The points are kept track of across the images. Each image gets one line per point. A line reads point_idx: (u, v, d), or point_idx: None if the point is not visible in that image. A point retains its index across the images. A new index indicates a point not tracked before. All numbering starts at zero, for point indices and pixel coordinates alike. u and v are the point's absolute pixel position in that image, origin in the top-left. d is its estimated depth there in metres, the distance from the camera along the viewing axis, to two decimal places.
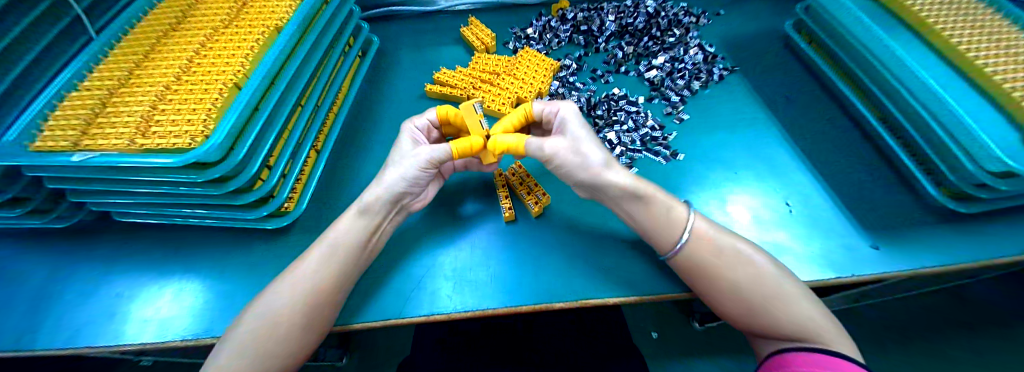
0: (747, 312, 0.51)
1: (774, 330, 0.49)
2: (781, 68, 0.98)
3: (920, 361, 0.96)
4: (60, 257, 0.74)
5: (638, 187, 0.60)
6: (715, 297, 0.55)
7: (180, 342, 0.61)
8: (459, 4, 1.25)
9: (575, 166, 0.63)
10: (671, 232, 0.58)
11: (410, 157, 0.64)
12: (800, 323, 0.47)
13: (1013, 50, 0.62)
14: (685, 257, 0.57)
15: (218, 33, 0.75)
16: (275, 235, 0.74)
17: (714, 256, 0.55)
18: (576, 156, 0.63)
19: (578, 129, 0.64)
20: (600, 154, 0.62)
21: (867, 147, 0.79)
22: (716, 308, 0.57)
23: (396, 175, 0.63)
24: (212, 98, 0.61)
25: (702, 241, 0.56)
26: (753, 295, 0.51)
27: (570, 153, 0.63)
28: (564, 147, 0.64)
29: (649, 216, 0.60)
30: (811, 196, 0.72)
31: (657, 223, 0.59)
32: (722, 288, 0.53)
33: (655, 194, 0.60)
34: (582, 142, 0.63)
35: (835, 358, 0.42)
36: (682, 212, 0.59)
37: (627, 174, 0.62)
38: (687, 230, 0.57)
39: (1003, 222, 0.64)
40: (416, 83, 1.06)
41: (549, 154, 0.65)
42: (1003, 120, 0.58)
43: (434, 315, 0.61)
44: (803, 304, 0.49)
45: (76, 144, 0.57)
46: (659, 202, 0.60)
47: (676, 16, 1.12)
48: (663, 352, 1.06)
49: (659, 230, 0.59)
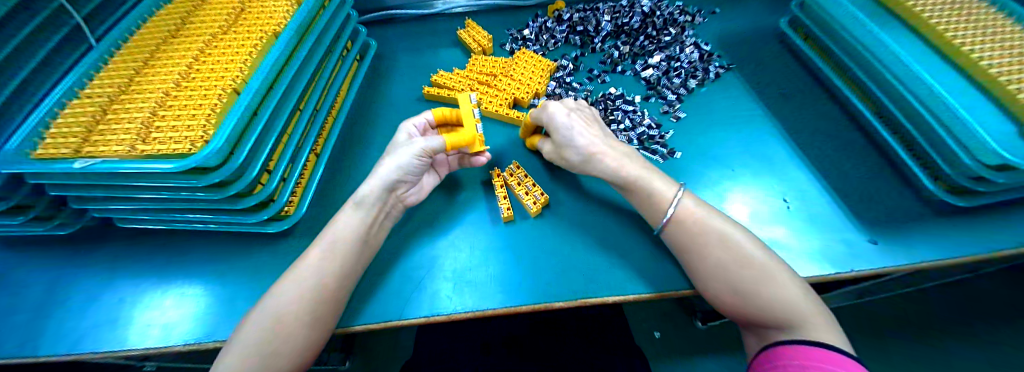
0: (734, 295, 0.52)
1: (759, 314, 0.49)
2: (777, 65, 0.99)
3: (918, 357, 0.97)
4: (63, 264, 0.75)
5: (614, 181, 0.65)
6: (703, 280, 0.56)
7: (182, 346, 0.61)
8: (456, 7, 1.26)
9: (568, 167, 0.73)
10: (656, 211, 0.61)
11: (405, 147, 0.66)
12: (784, 309, 0.47)
13: (1007, 42, 0.62)
14: (676, 237, 0.59)
15: (217, 39, 0.75)
16: (275, 238, 0.74)
17: (698, 233, 0.56)
18: (564, 161, 0.73)
19: (557, 131, 0.70)
20: (575, 154, 0.68)
21: (864, 142, 0.79)
22: (705, 292, 0.57)
23: (392, 165, 0.64)
24: (211, 103, 0.61)
25: (688, 219, 0.58)
26: (739, 278, 0.51)
27: (559, 157, 0.73)
28: (554, 154, 0.75)
29: (636, 200, 0.64)
30: (808, 191, 0.73)
31: (648, 205, 0.62)
32: (707, 268, 0.54)
33: (634, 182, 0.63)
34: (562, 145, 0.70)
35: (822, 350, 0.42)
36: (672, 192, 0.60)
37: (604, 167, 0.65)
38: (671, 207, 0.59)
39: (999, 214, 0.64)
40: (414, 86, 1.07)
41: (551, 159, 0.77)
42: (1000, 113, 0.58)
43: (435, 316, 0.61)
44: (791, 292, 0.49)
45: (78, 152, 0.58)
46: (637, 190, 0.63)
47: (672, 15, 1.12)
48: (666, 351, 1.06)
49: (647, 209, 0.62)
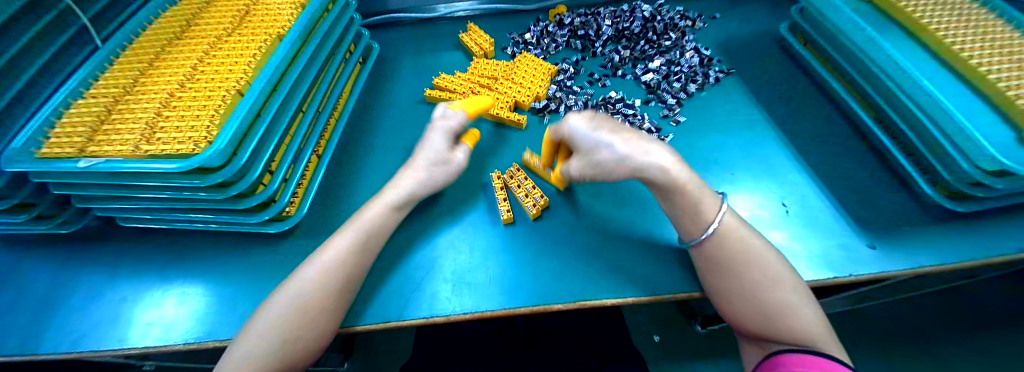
0: (763, 313, 0.50)
1: (786, 336, 0.48)
2: (776, 69, 0.99)
3: (902, 359, 1.00)
4: (64, 262, 0.75)
5: (670, 181, 0.56)
6: (733, 293, 0.54)
7: (183, 345, 0.61)
8: (458, 11, 1.28)
9: (606, 177, 0.62)
10: (699, 221, 0.57)
11: (445, 164, 0.73)
12: (812, 335, 0.47)
13: (1007, 48, 0.63)
14: (713, 249, 0.56)
15: (222, 41, 0.76)
16: (277, 239, 0.75)
17: (738, 249, 0.55)
18: (603, 174, 0.61)
19: (588, 144, 0.62)
20: (616, 163, 0.58)
21: (863, 147, 0.80)
22: (726, 306, 0.56)
23: (432, 180, 0.71)
24: (216, 104, 0.62)
25: (731, 236, 0.56)
26: (774, 298, 0.50)
27: (595, 174, 0.63)
28: (587, 170, 0.63)
29: (680, 207, 0.58)
30: (807, 195, 0.73)
31: (687, 215, 0.58)
32: (742, 283, 0.53)
33: (688, 183, 0.56)
34: (596, 158, 0.61)
35: (814, 356, 0.43)
36: (713, 205, 0.57)
37: (656, 170, 0.56)
38: (716, 220, 0.56)
39: (1000, 220, 0.64)
40: (415, 88, 1.08)
41: (580, 178, 0.66)
42: (1000, 119, 0.58)
43: (434, 317, 0.61)
44: (819, 321, 0.48)
45: (82, 151, 0.59)
46: (692, 194, 0.57)
47: (672, 20, 1.12)
48: (666, 356, 1.06)
49: (687, 219, 0.58)
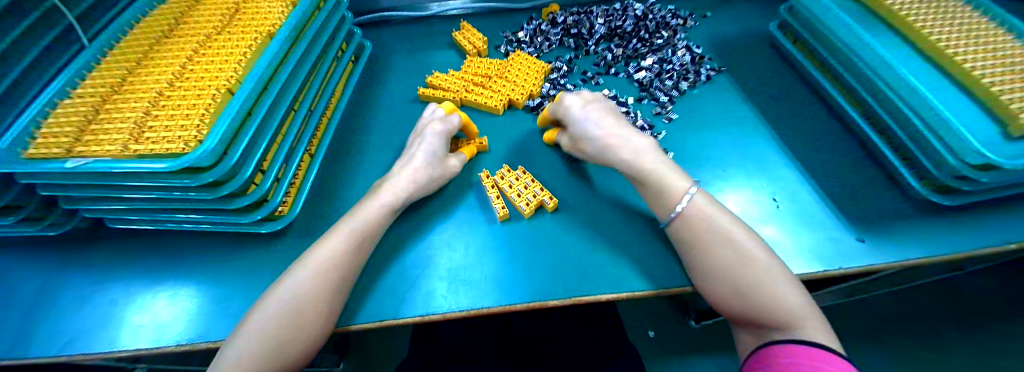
0: (737, 292, 0.52)
1: (762, 313, 0.49)
2: (767, 67, 1.00)
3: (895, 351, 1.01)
4: (52, 265, 0.74)
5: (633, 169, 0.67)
6: (707, 276, 0.56)
7: (175, 347, 0.61)
8: (451, 9, 1.27)
9: (586, 157, 0.77)
10: (668, 202, 0.62)
11: (440, 169, 0.76)
12: (787, 309, 0.47)
13: (990, 46, 0.64)
14: (681, 230, 0.60)
15: (212, 39, 0.76)
16: (270, 239, 0.74)
17: (704, 228, 0.58)
18: (584, 153, 0.76)
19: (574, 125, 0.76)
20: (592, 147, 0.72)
21: (852, 142, 0.81)
22: (705, 291, 0.57)
23: (427, 184, 0.74)
24: (206, 103, 0.61)
25: (698, 216, 0.59)
26: (745, 275, 0.51)
27: (579, 150, 0.77)
28: (574, 146, 0.78)
29: (649, 191, 0.65)
30: (796, 190, 0.74)
31: (657, 198, 0.64)
32: (711, 263, 0.55)
33: (650, 171, 0.65)
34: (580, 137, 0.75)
35: (803, 346, 0.43)
36: (681, 189, 0.62)
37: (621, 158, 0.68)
38: (682, 201, 0.60)
39: (985, 213, 0.65)
40: (409, 87, 1.07)
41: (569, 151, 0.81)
42: (984, 115, 0.59)
43: (429, 315, 0.61)
44: (794, 295, 0.49)
45: (70, 151, 0.58)
46: (653, 180, 0.64)
47: (664, 18, 1.13)
48: (661, 351, 1.06)
49: (659, 201, 0.64)
